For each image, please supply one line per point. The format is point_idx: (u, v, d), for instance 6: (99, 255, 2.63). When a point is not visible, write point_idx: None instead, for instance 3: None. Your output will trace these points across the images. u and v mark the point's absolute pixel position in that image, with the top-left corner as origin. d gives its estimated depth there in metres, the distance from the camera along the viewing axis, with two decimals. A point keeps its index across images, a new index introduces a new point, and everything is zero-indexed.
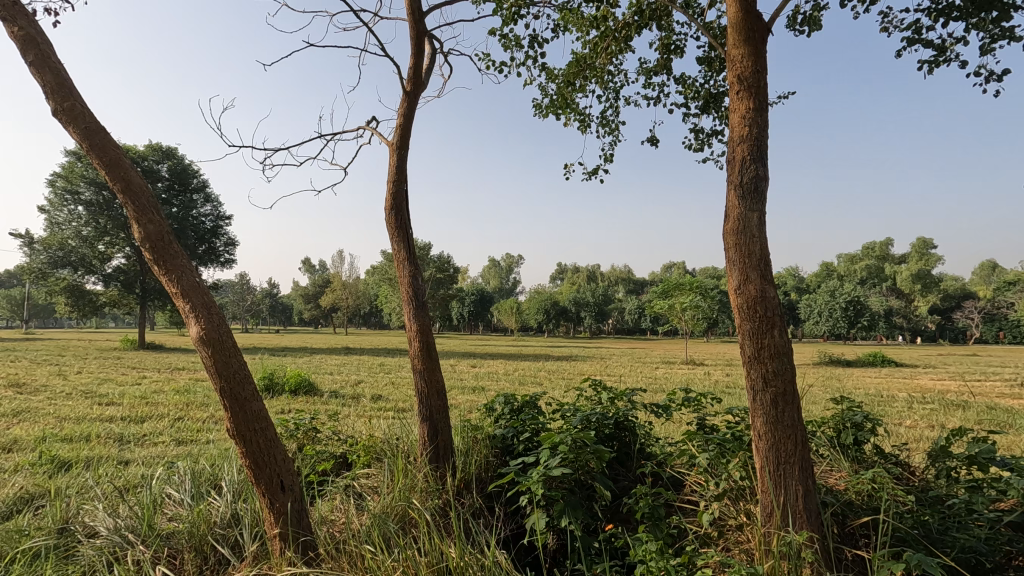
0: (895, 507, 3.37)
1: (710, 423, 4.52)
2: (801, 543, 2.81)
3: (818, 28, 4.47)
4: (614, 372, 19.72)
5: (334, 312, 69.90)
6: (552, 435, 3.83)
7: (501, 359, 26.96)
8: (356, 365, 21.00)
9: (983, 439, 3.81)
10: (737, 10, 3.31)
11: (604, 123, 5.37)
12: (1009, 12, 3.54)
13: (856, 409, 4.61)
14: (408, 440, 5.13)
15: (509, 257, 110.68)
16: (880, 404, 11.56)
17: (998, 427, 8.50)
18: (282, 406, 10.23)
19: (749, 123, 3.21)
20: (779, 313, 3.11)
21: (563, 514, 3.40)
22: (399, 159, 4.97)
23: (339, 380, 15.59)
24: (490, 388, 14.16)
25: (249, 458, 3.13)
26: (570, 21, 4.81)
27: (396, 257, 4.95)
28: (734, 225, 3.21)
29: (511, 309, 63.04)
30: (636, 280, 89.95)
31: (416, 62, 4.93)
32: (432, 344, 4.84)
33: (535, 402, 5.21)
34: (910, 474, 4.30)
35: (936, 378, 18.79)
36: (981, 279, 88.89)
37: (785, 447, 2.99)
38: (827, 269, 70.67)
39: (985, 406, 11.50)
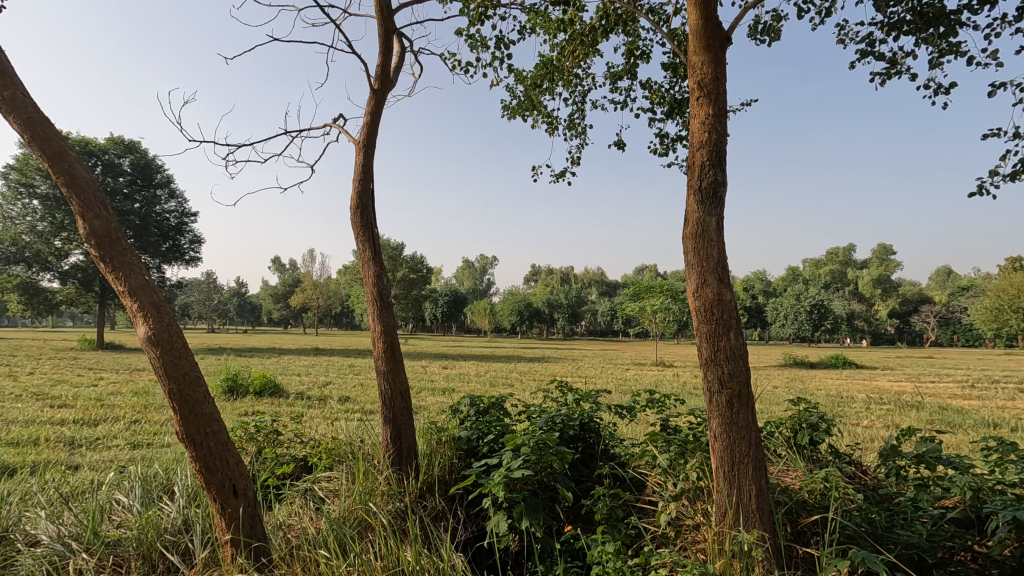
0: (845, 505, 3.46)
1: (673, 424, 4.58)
2: (753, 542, 2.86)
3: (777, 37, 4.59)
4: (585, 373, 19.86)
5: (304, 312, 68.73)
6: (516, 437, 3.80)
7: (474, 360, 26.92)
8: (325, 366, 20.74)
9: (931, 437, 3.95)
10: (697, 18, 3.36)
11: (570, 125, 5.38)
12: (956, 28, 3.69)
13: (813, 409, 4.73)
14: (371, 442, 5.06)
15: (484, 258, 110.84)
16: (839, 405, 11.90)
17: (948, 426, 8.87)
18: (245, 408, 10.00)
19: (708, 129, 3.26)
20: (735, 316, 3.16)
21: (523, 516, 3.39)
22: (365, 158, 4.90)
23: (307, 381, 15.32)
24: (460, 390, 14.10)
25: (199, 462, 3.03)
26: (538, 23, 4.81)
27: (361, 257, 4.87)
28: (693, 230, 3.25)
29: (485, 309, 63.05)
30: (609, 283, 90.92)
31: (383, 61, 4.88)
32: (397, 345, 4.78)
33: (501, 403, 5.18)
34: (862, 474, 4.42)
35: (893, 380, 19.42)
36: (937, 284, 92.47)
37: (739, 447, 3.05)
38: (793, 272, 72.65)
39: (937, 406, 12.00)
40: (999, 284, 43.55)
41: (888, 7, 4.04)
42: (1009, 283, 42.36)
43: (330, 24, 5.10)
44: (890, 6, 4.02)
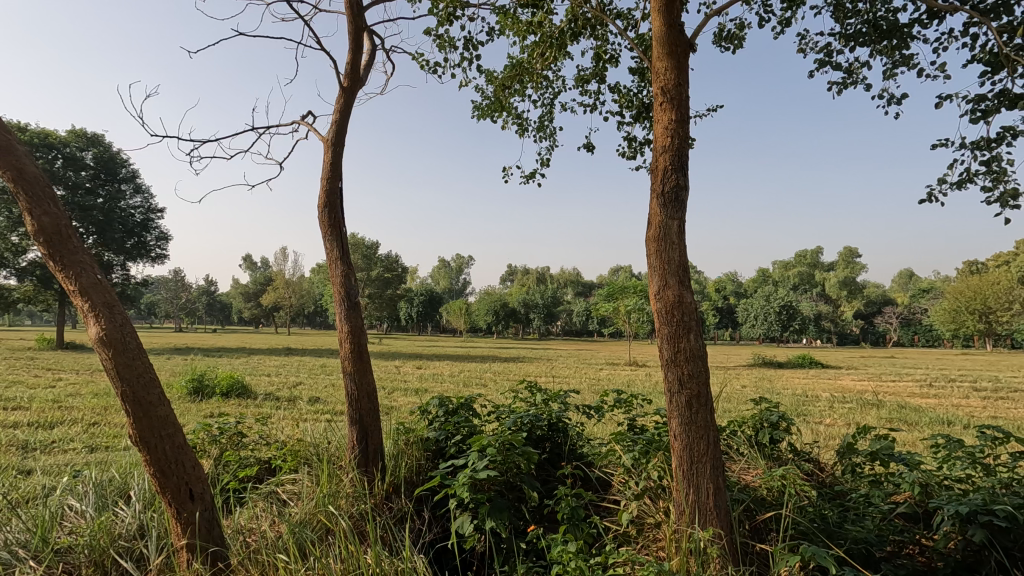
0: (801, 503, 3.57)
1: (639, 423, 4.63)
2: (709, 540, 2.93)
3: (740, 45, 4.72)
4: (559, 373, 20.01)
5: (276, 311, 67.47)
6: (481, 438, 3.78)
7: (448, 360, 26.81)
8: (295, 366, 20.38)
9: (884, 435, 4.09)
10: (661, 25, 3.41)
11: (539, 127, 5.41)
12: (907, 41, 3.85)
13: (773, 409, 4.85)
14: (337, 444, 5.01)
15: (460, 258, 110.83)
16: (803, 404, 12.26)
17: (905, 424, 9.18)
18: (211, 409, 9.79)
19: (670, 134, 3.31)
20: (695, 318, 3.22)
21: (489, 516, 3.40)
22: (333, 157, 4.84)
23: (277, 382, 15.09)
24: (433, 390, 14.08)
25: (153, 466, 2.96)
26: (506, 26, 4.83)
27: (328, 256, 4.82)
28: (655, 233, 3.31)
29: (460, 309, 63.03)
30: (585, 283, 91.69)
31: (353, 57, 4.82)
32: (364, 344, 4.72)
33: (470, 403, 5.15)
34: (820, 471, 4.56)
35: (857, 379, 20.04)
36: (899, 286, 95.90)
37: (698, 446, 3.11)
38: (763, 274, 74.39)
39: (895, 404, 12.45)
40: (956, 286, 45.37)
41: (846, 19, 4.17)
42: (966, 285, 44.14)
43: (298, 20, 5.02)
44: (847, 19, 4.16)
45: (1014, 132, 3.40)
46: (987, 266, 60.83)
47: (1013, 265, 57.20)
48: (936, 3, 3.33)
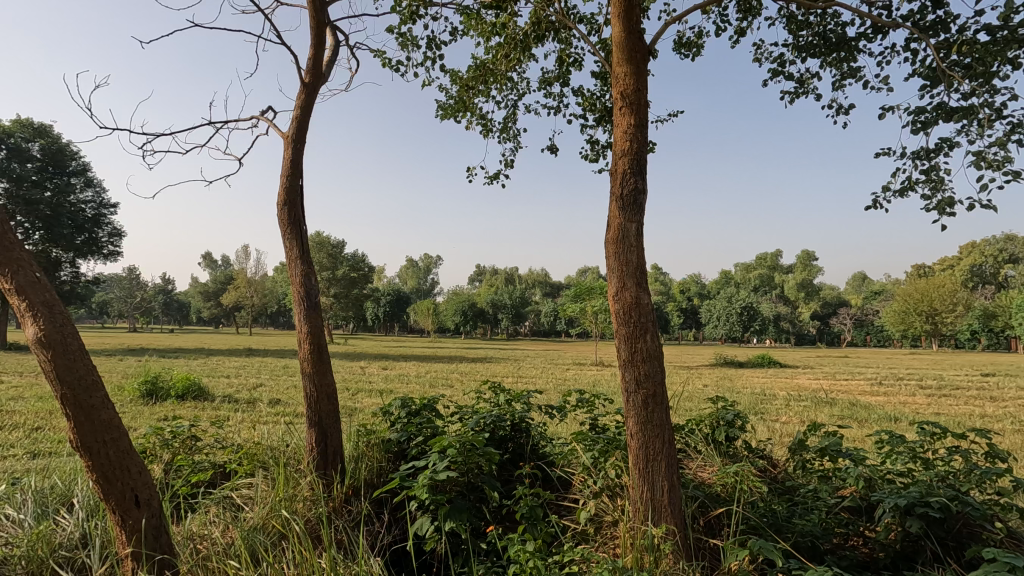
0: (752, 499, 3.68)
1: (601, 423, 4.70)
2: (661, 536, 3.00)
3: (699, 52, 4.90)
4: (525, 373, 20.06)
5: (237, 311, 65.66)
6: (442, 439, 3.77)
7: (414, 361, 26.57)
8: (255, 367, 19.86)
9: (834, 432, 4.24)
10: (621, 31, 3.48)
11: (503, 128, 5.43)
12: (854, 54, 4.01)
13: (729, 407, 4.98)
14: (295, 447, 4.92)
15: (428, 257, 110.26)
16: (761, 402, 12.64)
17: (855, 422, 9.56)
18: (165, 412, 9.46)
19: (630, 138, 3.38)
20: (652, 320, 3.29)
21: (448, 517, 3.38)
22: (294, 154, 4.74)
23: (237, 383, 14.68)
24: (398, 391, 13.92)
25: (95, 473, 2.83)
26: (471, 26, 4.82)
27: (287, 255, 4.71)
28: (614, 235, 3.36)
29: (428, 310, 62.59)
30: (553, 284, 92.29)
31: (316, 53, 4.74)
32: (325, 345, 4.63)
33: (434, 404, 5.09)
34: (773, 467, 4.70)
35: (812, 378, 20.78)
36: (853, 288, 100.08)
37: (653, 445, 3.18)
38: (725, 276, 76.38)
39: (847, 402, 12.91)
40: (905, 288, 47.52)
41: (798, 31, 4.32)
42: (914, 287, 46.36)
43: (259, 13, 4.91)
44: (799, 30, 4.31)
45: (949, 144, 3.58)
46: (934, 270, 63.99)
47: (956, 268, 60.34)
48: (879, 19, 3.49)
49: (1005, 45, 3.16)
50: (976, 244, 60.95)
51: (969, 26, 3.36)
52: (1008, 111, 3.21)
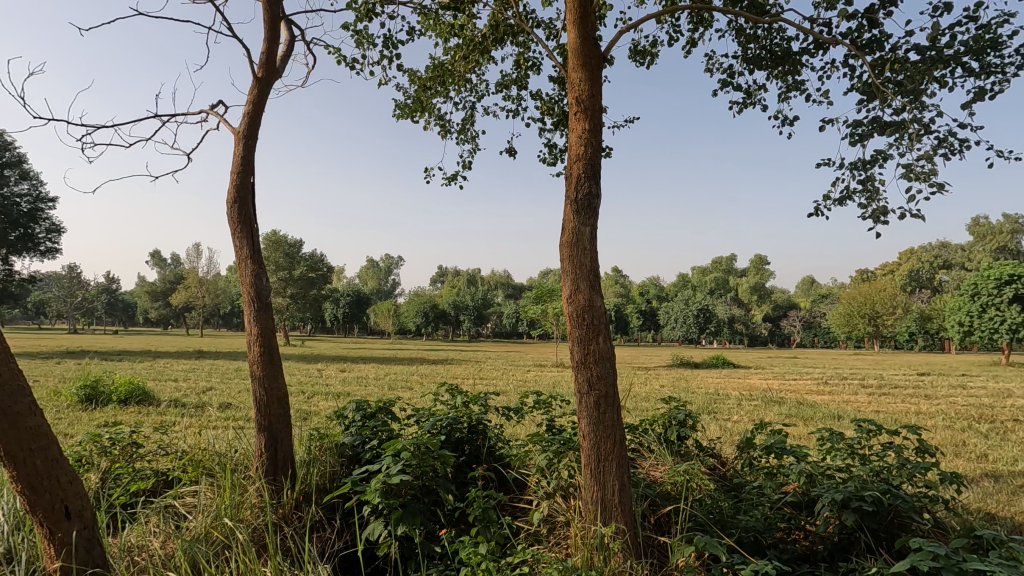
0: (699, 497, 3.77)
1: (558, 424, 4.74)
2: (611, 535, 3.05)
3: (653, 60, 5.04)
4: (486, 375, 20.06)
5: (188, 311, 63.20)
6: (396, 442, 3.72)
7: (374, 363, 26.21)
8: (206, 370, 19.15)
9: (779, 430, 4.39)
10: (577, 38, 3.53)
11: (461, 130, 5.42)
12: (798, 68, 4.19)
13: (682, 407, 5.10)
14: (244, 452, 4.77)
15: (389, 258, 108.91)
16: (714, 401, 13.03)
17: (801, 420, 9.98)
18: (105, 418, 9.00)
19: (584, 143, 3.43)
20: (605, 323, 3.34)
21: (400, 521, 3.33)
22: (245, 150, 4.60)
23: (185, 386, 14.14)
24: (356, 394, 13.68)
25: (20, 483, 2.67)
26: (428, 25, 4.78)
27: (237, 254, 4.55)
28: (569, 239, 3.41)
29: (389, 311, 61.78)
30: (515, 286, 92.60)
31: (269, 48, 4.62)
32: (275, 347, 4.49)
33: (390, 406, 5.01)
34: (722, 464, 4.85)
35: (763, 378, 21.55)
36: (803, 293, 103.80)
37: (605, 445, 3.23)
38: (683, 279, 78.40)
39: (795, 401, 13.44)
40: (850, 292, 49.77)
41: (747, 44, 4.48)
42: (858, 290, 48.61)
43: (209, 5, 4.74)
44: (748, 43, 4.48)
45: (883, 156, 3.78)
46: (876, 275, 67.37)
47: (896, 273, 63.73)
48: (819, 35, 3.66)
49: (931, 65, 3.37)
50: (914, 250, 64.49)
51: (901, 45, 3.56)
52: (934, 126, 3.42)
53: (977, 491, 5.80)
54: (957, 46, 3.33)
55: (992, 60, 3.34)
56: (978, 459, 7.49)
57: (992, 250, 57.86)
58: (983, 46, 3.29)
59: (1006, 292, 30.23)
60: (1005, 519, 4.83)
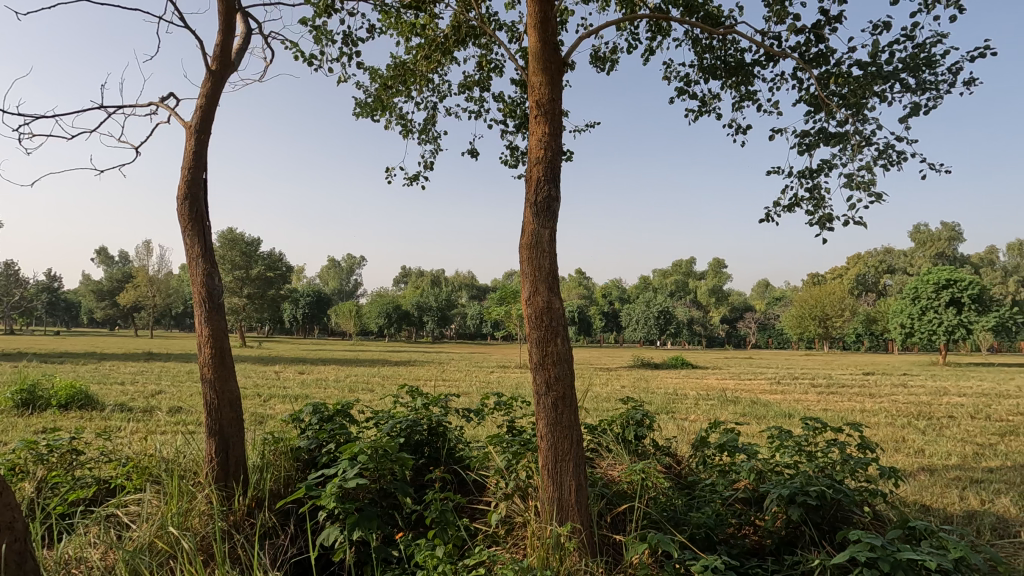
0: (654, 495, 3.85)
1: (518, 425, 4.76)
2: (566, 535, 3.08)
3: (613, 66, 5.15)
4: (449, 376, 19.95)
5: (136, 311, 60.47)
6: (353, 445, 3.65)
7: (333, 364, 25.72)
8: (156, 373, 18.34)
9: (732, 429, 4.53)
10: (537, 42, 3.56)
11: (422, 129, 5.38)
12: (751, 79, 4.35)
13: (639, 407, 5.17)
14: (194, 457, 4.60)
15: (351, 257, 107.12)
16: (672, 401, 13.31)
17: (754, 419, 10.32)
18: (43, 424, 8.51)
19: (544, 146, 3.46)
20: (563, 324, 3.37)
21: (357, 527, 3.28)
22: (197, 145, 4.45)
23: (132, 390, 13.50)
24: (315, 396, 13.40)
25: None
26: (389, 24, 4.74)
27: (187, 252, 4.38)
28: (528, 241, 3.43)
29: (350, 312, 60.67)
30: (480, 287, 92.44)
31: (223, 40, 4.48)
32: (227, 349, 4.35)
33: (347, 408, 4.91)
34: (678, 463, 4.96)
35: (720, 378, 22.18)
36: (758, 295, 107.54)
37: (563, 445, 3.27)
38: (645, 281, 79.92)
39: (750, 401, 13.87)
40: (801, 295, 51.69)
41: (703, 54, 4.61)
42: (809, 294, 50.53)
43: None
44: (703, 53, 4.61)
45: (829, 165, 3.95)
46: (826, 278, 70.28)
47: (844, 276, 66.67)
48: (769, 48, 3.81)
49: (872, 80, 3.55)
50: (861, 255, 67.50)
51: (845, 60, 3.74)
52: (875, 138, 3.61)
53: (913, 484, 6.13)
54: (896, 63, 3.52)
55: (927, 77, 3.54)
56: (915, 454, 7.92)
57: (931, 256, 61.31)
58: (918, 64, 3.49)
59: (943, 296, 32.12)
60: (938, 510, 5.12)
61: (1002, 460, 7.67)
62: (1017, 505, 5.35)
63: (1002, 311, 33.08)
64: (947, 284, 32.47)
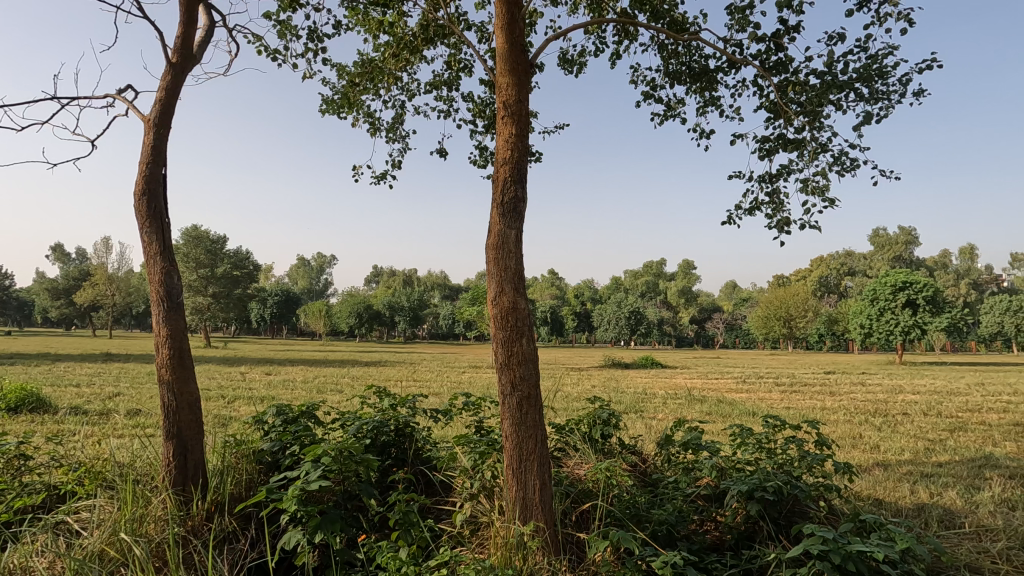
0: (618, 493, 3.89)
1: (486, 425, 4.76)
2: (530, 534, 3.11)
3: (581, 70, 5.21)
4: (419, 376, 19.80)
5: (94, 311, 58.23)
6: (316, 446, 3.58)
7: (302, 365, 25.25)
8: (114, 375, 17.71)
9: (695, 427, 4.61)
10: (504, 43, 3.57)
11: (389, 128, 5.34)
12: (714, 84, 4.46)
13: (606, 406, 5.21)
14: (151, 460, 4.46)
15: (321, 257, 105.46)
16: (641, 400, 13.49)
17: (719, 418, 10.52)
18: None
19: (511, 147, 3.48)
20: (528, 323, 3.39)
21: (319, 530, 3.22)
22: (156, 139, 4.31)
23: (87, 393, 12.97)
24: (281, 398, 13.15)
25: None
26: (357, 21, 4.68)
27: (144, 250, 4.23)
28: (495, 241, 3.43)
29: (320, 312, 59.65)
30: (452, 288, 92.04)
31: (185, 32, 4.36)
32: (186, 350, 4.22)
33: (312, 410, 4.81)
34: (642, 461, 5.03)
35: (687, 377, 22.59)
36: (725, 296, 110.05)
37: (527, 445, 3.29)
38: (616, 282, 80.81)
39: (716, 399, 14.14)
40: (767, 296, 52.98)
41: (668, 59, 4.70)
42: (775, 295, 51.81)
43: None
44: (669, 59, 4.70)
45: (787, 170, 4.08)
46: (791, 280, 72.24)
47: (808, 278, 68.65)
48: (731, 55, 3.91)
49: (827, 89, 3.68)
50: (824, 258, 69.53)
51: (802, 69, 3.86)
52: (829, 145, 3.74)
53: (867, 479, 6.35)
54: (850, 73, 3.65)
55: (879, 87, 3.68)
56: (871, 450, 8.21)
57: (889, 259, 63.63)
58: (871, 74, 3.63)
59: (900, 298, 33.36)
60: (891, 504, 5.33)
61: (951, 455, 8.02)
62: (963, 498, 5.61)
63: (953, 313, 34.62)
64: (904, 285, 33.75)
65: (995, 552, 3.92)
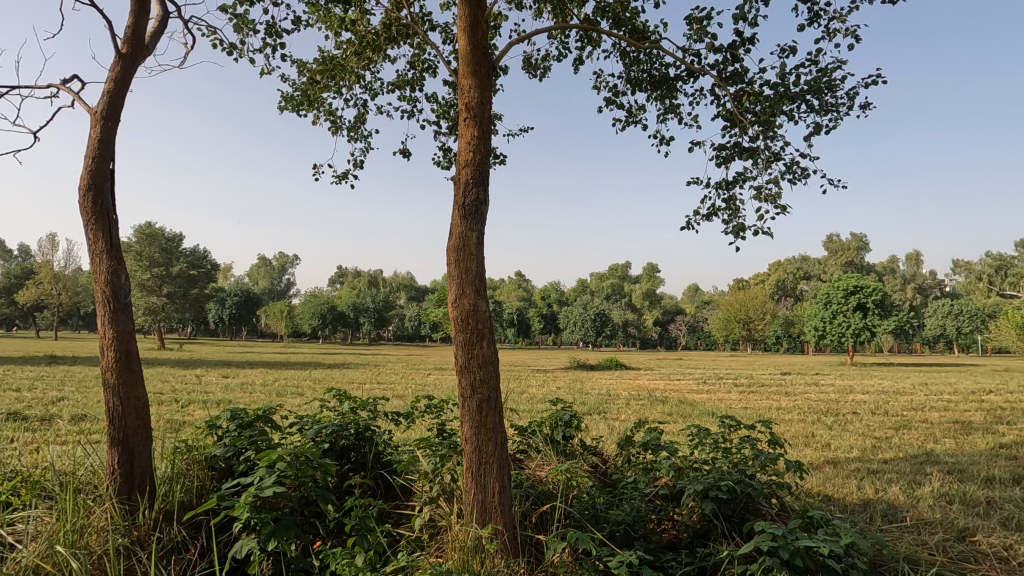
0: (577, 494, 3.92)
1: (448, 428, 4.71)
2: (487, 536, 3.12)
3: (545, 73, 5.26)
4: (383, 379, 19.57)
5: (39, 311, 55.39)
6: (272, 451, 3.46)
7: (262, 367, 24.69)
8: (59, 378, 16.92)
9: (655, 428, 4.67)
10: (466, 44, 3.56)
11: (351, 126, 5.25)
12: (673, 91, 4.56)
13: (568, 408, 5.24)
14: (93, 467, 4.26)
15: (283, 257, 103.06)
16: (603, 401, 13.69)
17: (679, 418, 10.74)
18: None
19: (473, 148, 3.47)
20: (489, 325, 3.39)
21: (272, 536, 3.13)
22: (102, 132, 4.13)
23: (27, 397, 12.33)
24: (239, 402, 12.79)
25: None
26: (319, 16, 4.59)
27: (89, 247, 4.04)
28: (455, 242, 3.42)
29: (281, 313, 58.24)
30: (419, 289, 91.22)
31: (135, 22, 4.19)
32: (134, 353, 4.04)
33: (269, 414, 4.67)
34: (602, 462, 5.09)
35: (650, 379, 22.97)
36: (688, 298, 112.61)
37: (486, 447, 3.29)
38: (582, 284, 81.66)
39: (676, 400, 14.46)
40: (727, 299, 54.41)
41: (629, 66, 4.79)
42: (735, 298, 53.24)
43: None
44: (630, 66, 4.79)
45: (742, 178, 4.21)
46: (751, 284, 74.45)
47: (766, 282, 70.87)
48: (691, 63, 4.00)
49: (780, 99, 3.81)
50: (782, 263, 71.86)
51: (757, 79, 3.98)
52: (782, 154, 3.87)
53: (817, 476, 6.59)
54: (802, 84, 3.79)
55: (828, 99, 3.83)
56: (821, 448, 8.54)
57: (842, 264, 66.25)
58: (821, 86, 3.77)
59: (852, 301, 34.76)
60: (839, 500, 5.55)
61: (895, 451, 8.41)
62: (905, 493, 5.88)
63: (900, 315, 36.30)
64: (855, 289, 35.14)
65: (932, 544, 4.13)
